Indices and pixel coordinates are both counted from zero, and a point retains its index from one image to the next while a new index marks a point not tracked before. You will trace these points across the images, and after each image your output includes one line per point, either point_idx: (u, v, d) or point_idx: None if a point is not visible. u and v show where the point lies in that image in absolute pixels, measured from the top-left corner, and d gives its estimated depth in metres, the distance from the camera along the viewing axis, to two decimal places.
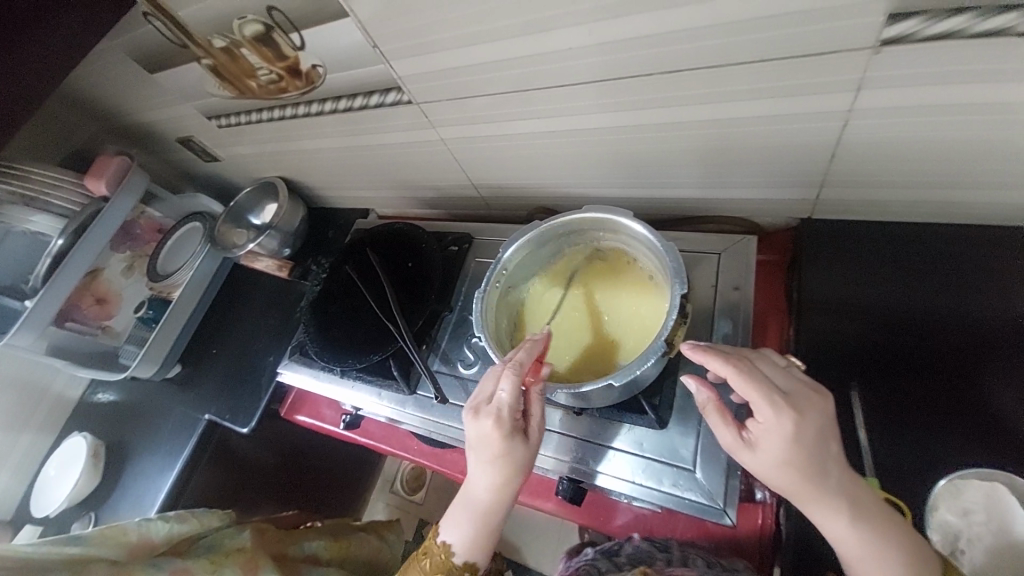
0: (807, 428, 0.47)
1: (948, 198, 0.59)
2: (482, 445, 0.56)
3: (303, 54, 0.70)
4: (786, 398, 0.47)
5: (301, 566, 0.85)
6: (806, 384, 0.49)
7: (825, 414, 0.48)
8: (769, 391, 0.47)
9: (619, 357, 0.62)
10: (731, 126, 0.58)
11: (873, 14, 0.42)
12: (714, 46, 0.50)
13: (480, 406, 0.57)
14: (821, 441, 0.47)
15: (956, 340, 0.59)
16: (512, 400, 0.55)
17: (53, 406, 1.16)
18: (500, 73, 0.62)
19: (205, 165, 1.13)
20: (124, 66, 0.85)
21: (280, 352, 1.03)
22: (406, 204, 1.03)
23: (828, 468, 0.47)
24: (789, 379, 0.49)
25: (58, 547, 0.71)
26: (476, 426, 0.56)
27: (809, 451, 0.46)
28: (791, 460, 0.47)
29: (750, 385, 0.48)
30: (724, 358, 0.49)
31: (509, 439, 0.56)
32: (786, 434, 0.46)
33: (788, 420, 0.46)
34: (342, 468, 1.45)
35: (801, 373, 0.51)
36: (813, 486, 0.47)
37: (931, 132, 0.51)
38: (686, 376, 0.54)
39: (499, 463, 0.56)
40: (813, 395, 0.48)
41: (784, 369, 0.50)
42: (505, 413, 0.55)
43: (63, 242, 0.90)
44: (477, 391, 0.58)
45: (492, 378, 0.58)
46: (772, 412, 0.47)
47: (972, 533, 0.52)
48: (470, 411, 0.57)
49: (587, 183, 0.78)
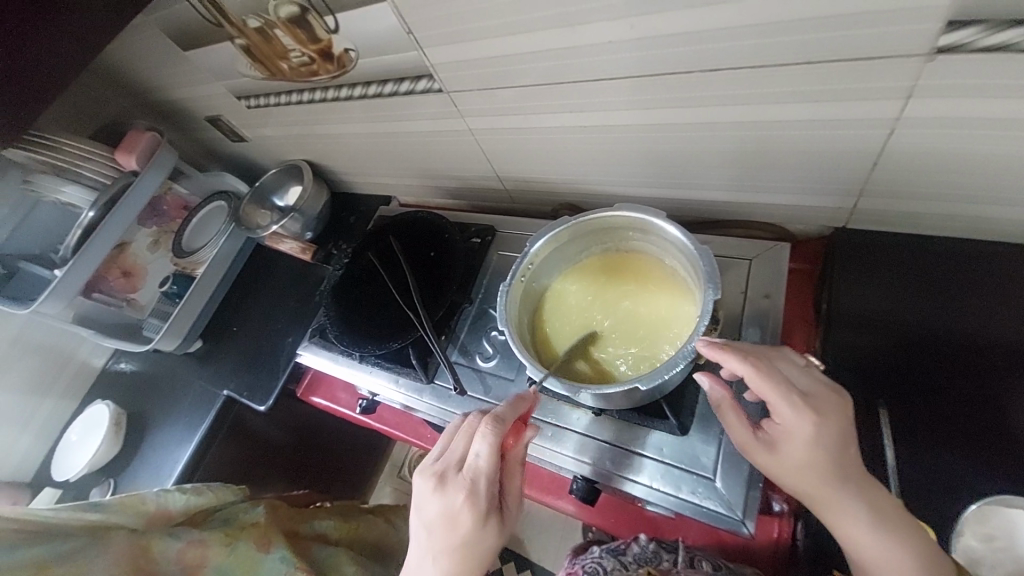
0: (828, 430, 0.47)
1: (991, 214, 0.57)
2: (449, 522, 0.49)
3: (336, 38, 0.70)
4: (806, 400, 0.47)
5: (311, 544, 0.87)
6: (825, 384, 0.49)
7: (845, 416, 0.47)
8: (787, 393, 0.47)
9: (637, 362, 0.62)
10: (768, 129, 0.57)
11: (929, 20, 0.41)
12: (753, 46, 0.48)
13: (449, 472, 0.51)
14: (843, 444, 0.47)
15: (988, 361, 0.57)
16: (488, 471, 0.50)
17: (77, 373, 1.19)
18: (534, 65, 0.61)
19: (232, 145, 1.14)
20: (159, 42, 0.86)
21: (299, 334, 1.05)
22: (429, 193, 1.03)
23: (850, 472, 0.47)
24: (808, 379, 0.49)
25: (78, 513, 0.73)
26: (444, 499, 0.50)
27: (830, 453, 0.47)
28: (812, 462, 0.47)
29: (769, 386, 0.48)
30: (744, 357, 0.48)
31: (481, 520, 0.49)
32: (806, 436, 0.47)
33: (808, 422, 0.47)
34: (352, 450, 1.47)
35: (820, 372, 0.51)
36: (834, 492, 0.47)
37: (980, 146, 0.49)
38: (697, 373, 0.53)
39: (462, 549, 0.49)
40: (833, 395, 0.48)
41: (801, 368, 0.50)
42: (479, 482, 0.50)
43: (94, 215, 0.92)
44: (445, 457, 0.52)
45: (463, 438, 0.53)
46: (791, 413, 0.47)
47: (994, 560, 0.51)
48: (437, 479, 0.51)
49: (615, 181, 0.76)
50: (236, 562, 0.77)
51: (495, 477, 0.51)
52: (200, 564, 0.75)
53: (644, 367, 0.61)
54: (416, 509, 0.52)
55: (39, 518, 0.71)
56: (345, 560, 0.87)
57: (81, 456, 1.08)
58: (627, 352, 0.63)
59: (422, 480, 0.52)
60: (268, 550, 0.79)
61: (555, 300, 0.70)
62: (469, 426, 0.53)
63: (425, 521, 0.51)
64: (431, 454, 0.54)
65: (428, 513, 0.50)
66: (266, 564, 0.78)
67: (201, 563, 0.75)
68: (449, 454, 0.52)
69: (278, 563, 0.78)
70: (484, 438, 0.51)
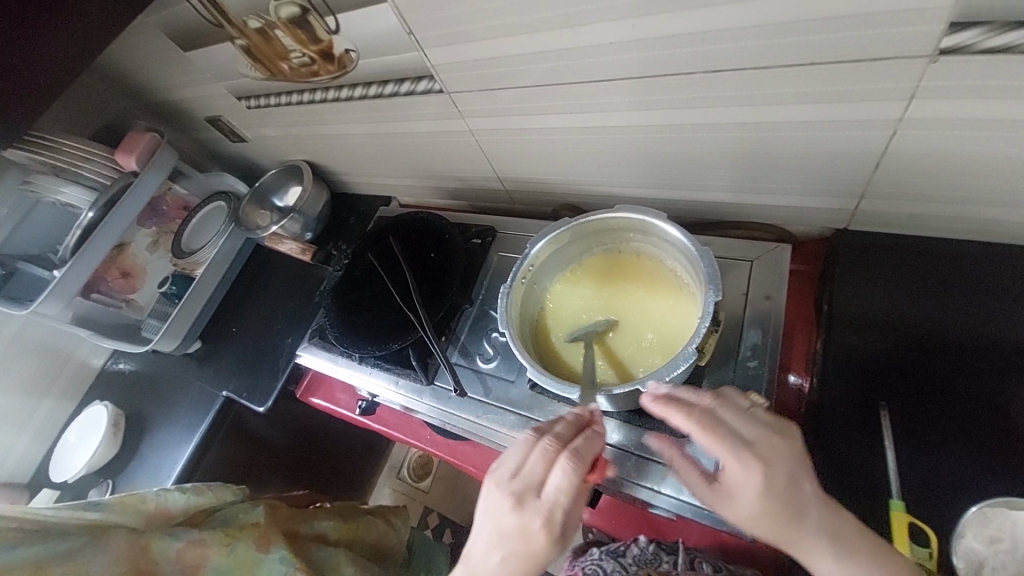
0: (776, 479, 0.45)
1: (992, 216, 0.57)
2: (518, 542, 0.47)
3: (337, 38, 0.69)
4: (750, 449, 0.45)
5: (311, 545, 0.86)
6: (769, 427, 0.47)
7: (792, 458, 0.46)
8: (729, 445, 0.46)
9: (643, 360, 0.61)
10: (768, 130, 0.57)
11: (930, 21, 0.41)
12: (754, 47, 0.49)
13: (528, 495, 0.48)
14: (795, 487, 0.45)
15: (989, 363, 0.57)
16: (568, 504, 0.47)
17: (76, 373, 1.19)
18: (534, 66, 0.61)
19: (232, 146, 1.14)
20: (159, 41, 0.86)
21: (298, 335, 1.04)
22: (429, 194, 1.03)
23: (807, 511, 0.45)
24: (751, 423, 0.47)
25: (78, 512, 0.74)
26: (521, 519, 0.47)
27: (783, 500, 0.44)
28: (766, 512, 0.45)
29: (709, 438, 0.46)
30: (682, 413, 0.47)
31: (553, 547, 0.47)
32: (755, 488, 0.44)
33: (754, 472, 0.45)
34: (351, 451, 1.47)
35: (766, 414, 0.48)
36: (793, 535, 0.45)
37: (982, 147, 0.49)
38: (652, 437, 0.55)
39: (525, 567, 0.48)
40: (778, 440, 0.46)
41: (744, 412, 0.48)
42: (558, 514, 0.47)
43: (94, 216, 0.92)
44: (524, 476, 0.49)
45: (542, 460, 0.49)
46: (736, 465, 0.45)
47: (998, 562, 0.49)
48: (513, 497, 0.48)
49: (615, 182, 0.76)
50: (235, 562, 0.76)
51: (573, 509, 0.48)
52: (199, 564, 0.75)
53: (650, 367, 0.61)
54: (483, 517, 0.50)
55: (40, 515, 0.71)
56: (345, 561, 0.86)
57: (79, 456, 1.08)
58: (634, 352, 0.62)
59: (498, 496, 0.48)
60: (267, 551, 0.78)
61: (554, 301, 0.70)
62: (549, 449, 0.50)
63: (495, 536, 0.48)
64: (504, 466, 0.50)
65: (501, 528, 0.48)
66: (265, 564, 0.77)
67: (200, 564, 0.75)
68: (528, 474, 0.49)
69: (278, 563, 0.77)
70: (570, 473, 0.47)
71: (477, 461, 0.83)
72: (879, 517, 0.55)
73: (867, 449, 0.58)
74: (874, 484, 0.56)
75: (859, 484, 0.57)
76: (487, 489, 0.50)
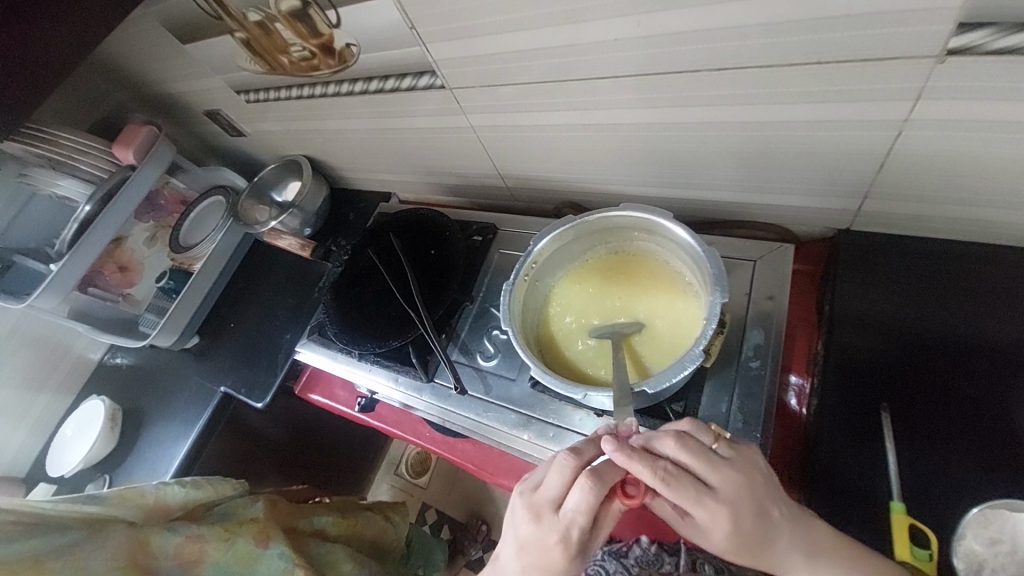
0: (743, 517, 0.45)
1: (996, 218, 0.56)
2: (536, 552, 0.49)
3: (338, 32, 0.69)
4: (716, 493, 0.45)
5: (310, 540, 0.86)
6: (733, 467, 0.46)
7: (757, 494, 0.46)
8: (697, 494, 0.45)
9: (649, 360, 0.61)
10: (772, 129, 0.57)
11: (939, 22, 0.40)
12: (759, 45, 0.48)
13: (545, 509, 0.48)
14: (761, 518, 0.46)
15: (991, 365, 0.57)
16: (585, 523, 0.46)
17: (72, 367, 1.18)
18: (537, 62, 0.60)
19: (231, 140, 1.13)
20: (158, 34, 0.85)
21: (297, 331, 1.04)
22: (429, 190, 1.02)
23: (773, 536, 0.46)
24: (715, 469, 0.45)
25: (77, 506, 0.74)
26: (538, 532, 0.48)
27: (750, 533, 0.46)
28: (735, 545, 0.46)
29: (676, 493, 0.45)
30: (649, 471, 0.45)
31: (571, 560, 0.48)
32: (724, 530, 0.45)
33: (722, 517, 0.45)
34: (349, 448, 1.47)
35: (728, 450, 0.47)
36: (759, 556, 0.47)
37: (987, 149, 0.49)
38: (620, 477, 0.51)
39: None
40: (743, 480, 0.45)
41: (709, 455, 0.46)
42: (574, 532, 0.47)
43: (90, 210, 0.91)
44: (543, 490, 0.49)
45: (561, 476, 0.49)
46: (705, 514, 0.45)
47: (998, 564, 0.49)
48: (532, 511, 0.49)
49: (617, 180, 0.76)
50: (235, 557, 0.76)
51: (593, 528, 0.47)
52: (199, 559, 0.75)
53: (657, 366, 0.60)
54: (508, 524, 0.52)
55: (35, 509, 0.71)
56: (344, 557, 0.86)
57: (76, 451, 1.07)
58: (640, 351, 0.62)
59: (519, 505, 0.50)
60: (265, 546, 0.78)
61: (558, 299, 0.70)
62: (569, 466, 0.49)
63: (517, 541, 0.50)
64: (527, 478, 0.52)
65: (521, 535, 0.50)
66: (264, 559, 0.77)
67: (199, 558, 0.75)
68: (548, 488, 0.49)
69: (277, 558, 0.77)
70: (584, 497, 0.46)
71: (476, 458, 0.83)
72: (878, 516, 0.55)
73: (868, 450, 0.58)
74: (874, 485, 0.56)
75: (859, 484, 0.57)
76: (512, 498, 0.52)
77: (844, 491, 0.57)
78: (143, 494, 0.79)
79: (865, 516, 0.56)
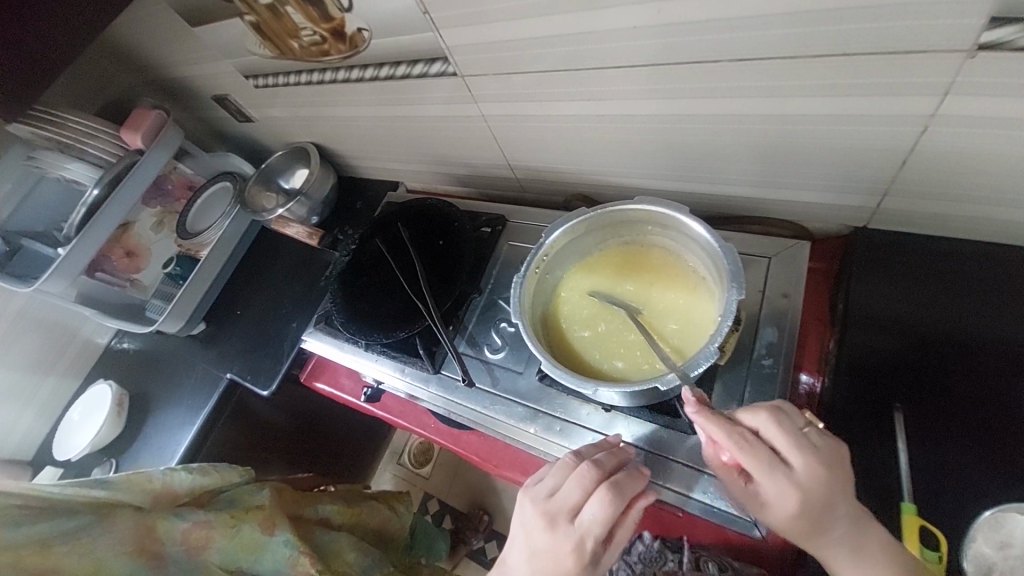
0: (810, 499, 0.46)
1: (1022, 219, 0.55)
2: (548, 559, 0.50)
3: (349, 17, 0.68)
4: (789, 471, 0.46)
5: (314, 528, 0.86)
6: (817, 454, 0.47)
7: (832, 484, 0.46)
8: (770, 465, 0.47)
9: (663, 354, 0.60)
10: (792, 123, 0.55)
11: (971, 14, 0.39)
12: (779, 36, 0.47)
13: (560, 518, 0.51)
14: (827, 508, 0.46)
15: (1009, 368, 0.56)
16: (601, 532, 0.49)
17: (81, 351, 1.19)
18: (552, 50, 0.59)
19: (239, 126, 1.12)
20: (166, 16, 0.84)
21: (304, 319, 1.04)
22: (438, 180, 1.01)
23: (832, 525, 0.47)
24: (799, 451, 0.47)
25: (83, 489, 0.73)
26: (552, 540, 0.50)
27: (812, 517, 0.47)
28: (792, 524, 0.47)
29: (748, 458, 0.47)
30: (722, 428, 0.48)
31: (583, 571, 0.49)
32: (788, 507, 0.46)
33: (790, 494, 0.46)
34: (353, 436, 1.48)
35: (817, 438, 0.48)
36: (814, 540, 0.48)
37: (1016, 148, 0.47)
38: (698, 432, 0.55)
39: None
40: (820, 467, 0.46)
41: (796, 436, 0.48)
42: (588, 542, 0.49)
43: (98, 193, 0.90)
44: (558, 498, 0.52)
45: (577, 488, 0.51)
46: (773, 486, 0.46)
47: (1007, 568, 0.48)
48: (546, 517, 0.51)
49: (630, 173, 0.75)
50: (240, 544, 0.77)
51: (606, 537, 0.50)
52: (204, 545, 0.75)
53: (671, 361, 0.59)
54: (519, 532, 0.53)
55: (43, 493, 0.71)
56: (347, 546, 0.87)
57: (83, 435, 1.08)
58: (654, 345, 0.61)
59: (532, 513, 0.52)
60: (271, 534, 0.78)
61: (568, 292, 0.69)
62: (585, 477, 0.52)
63: (529, 550, 0.51)
64: (540, 486, 0.53)
65: (533, 543, 0.51)
66: (270, 545, 0.78)
67: (205, 544, 0.75)
68: (563, 498, 0.51)
69: (283, 545, 0.78)
70: (602, 506, 0.50)
71: (480, 451, 0.83)
72: (891, 516, 0.54)
73: (880, 449, 0.57)
74: (884, 487, 0.56)
75: (871, 483, 0.56)
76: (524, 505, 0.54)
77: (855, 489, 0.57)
78: (151, 479, 0.78)
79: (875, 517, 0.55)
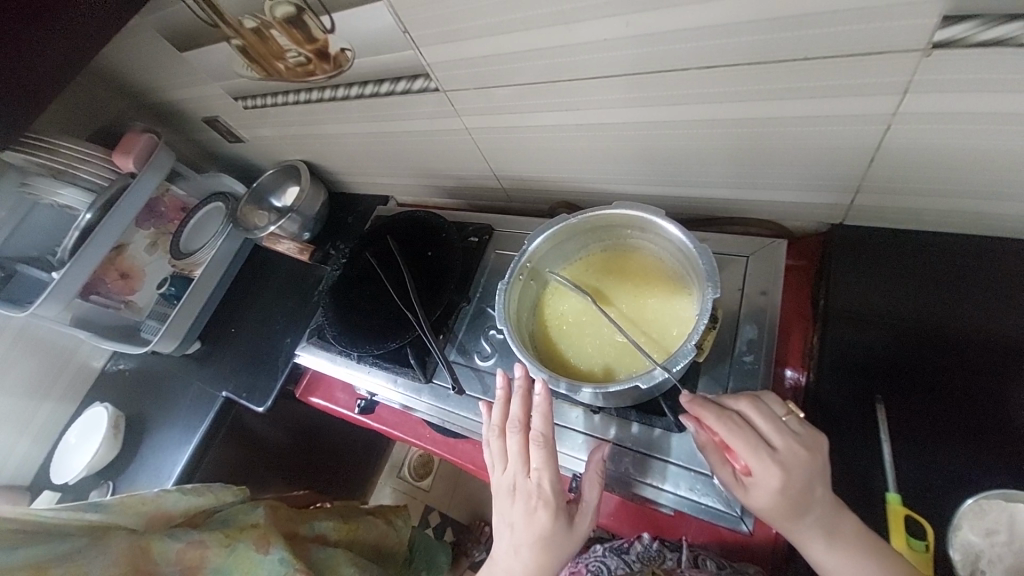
0: (794, 480, 0.47)
1: (986, 210, 0.57)
2: (525, 526, 0.55)
3: (332, 38, 0.69)
4: (772, 454, 0.48)
5: (310, 545, 0.86)
6: (800, 437, 0.49)
7: (814, 467, 0.48)
8: (754, 445, 0.48)
9: (650, 351, 0.61)
10: (765, 125, 0.57)
11: (924, 15, 0.41)
12: (745, 43, 0.49)
13: (518, 484, 0.56)
14: (808, 490, 0.48)
15: (987, 357, 0.57)
16: (552, 478, 0.55)
17: (76, 374, 1.20)
18: (528, 63, 0.61)
19: (229, 146, 1.14)
20: (155, 42, 0.86)
21: (297, 334, 1.05)
22: (426, 193, 1.03)
23: (812, 507, 0.48)
24: (783, 435, 0.49)
25: (77, 514, 0.74)
26: (519, 506, 0.56)
27: (794, 498, 0.48)
28: (776, 506, 0.48)
29: (736, 438, 0.49)
30: (713, 411, 0.50)
31: (556, 520, 0.54)
32: (771, 486, 0.48)
33: (775, 474, 0.47)
34: (352, 451, 1.48)
35: (799, 425, 0.50)
36: (797, 523, 0.49)
37: (976, 141, 0.49)
38: (685, 418, 0.56)
39: (541, 548, 0.54)
40: (803, 450, 0.48)
41: (779, 421, 0.49)
42: (549, 493, 0.55)
43: (91, 217, 0.92)
44: (510, 469, 0.57)
45: (517, 447, 0.57)
46: (760, 466, 0.48)
47: (994, 555, 0.48)
48: (509, 490, 0.57)
49: (611, 179, 0.77)
50: (235, 563, 0.76)
51: (560, 480, 0.56)
52: (199, 565, 0.74)
53: (658, 358, 0.60)
54: (500, 516, 0.58)
55: (39, 518, 0.71)
56: (345, 561, 0.86)
57: (79, 458, 1.08)
58: (642, 343, 0.62)
59: (500, 491, 0.58)
60: (266, 551, 0.78)
61: (555, 296, 0.70)
62: (518, 435, 0.58)
63: (509, 522, 0.56)
64: (495, 466, 0.59)
65: (510, 515, 0.56)
66: (266, 564, 0.77)
67: (200, 564, 0.74)
68: (513, 464, 0.57)
69: (278, 564, 0.77)
70: (539, 452, 0.56)
71: (476, 458, 0.83)
72: (876, 509, 0.55)
73: (863, 440, 0.58)
74: (870, 478, 0.56)
75: (855, 475, 0.57)
76: (495, 489, 0.59)
77: (837, 483, 0.57)
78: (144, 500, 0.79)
79: (861, 508, 0.56)
